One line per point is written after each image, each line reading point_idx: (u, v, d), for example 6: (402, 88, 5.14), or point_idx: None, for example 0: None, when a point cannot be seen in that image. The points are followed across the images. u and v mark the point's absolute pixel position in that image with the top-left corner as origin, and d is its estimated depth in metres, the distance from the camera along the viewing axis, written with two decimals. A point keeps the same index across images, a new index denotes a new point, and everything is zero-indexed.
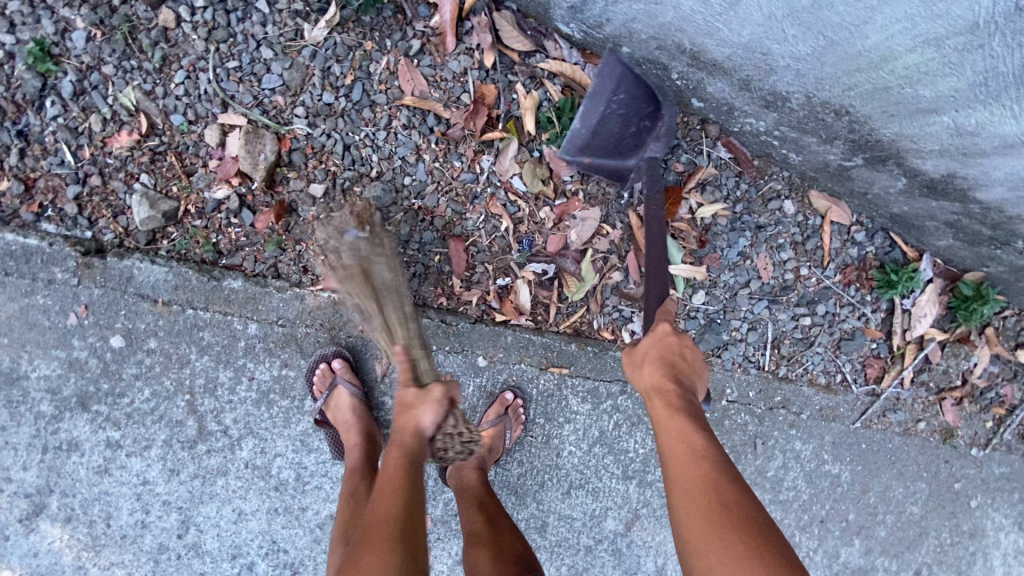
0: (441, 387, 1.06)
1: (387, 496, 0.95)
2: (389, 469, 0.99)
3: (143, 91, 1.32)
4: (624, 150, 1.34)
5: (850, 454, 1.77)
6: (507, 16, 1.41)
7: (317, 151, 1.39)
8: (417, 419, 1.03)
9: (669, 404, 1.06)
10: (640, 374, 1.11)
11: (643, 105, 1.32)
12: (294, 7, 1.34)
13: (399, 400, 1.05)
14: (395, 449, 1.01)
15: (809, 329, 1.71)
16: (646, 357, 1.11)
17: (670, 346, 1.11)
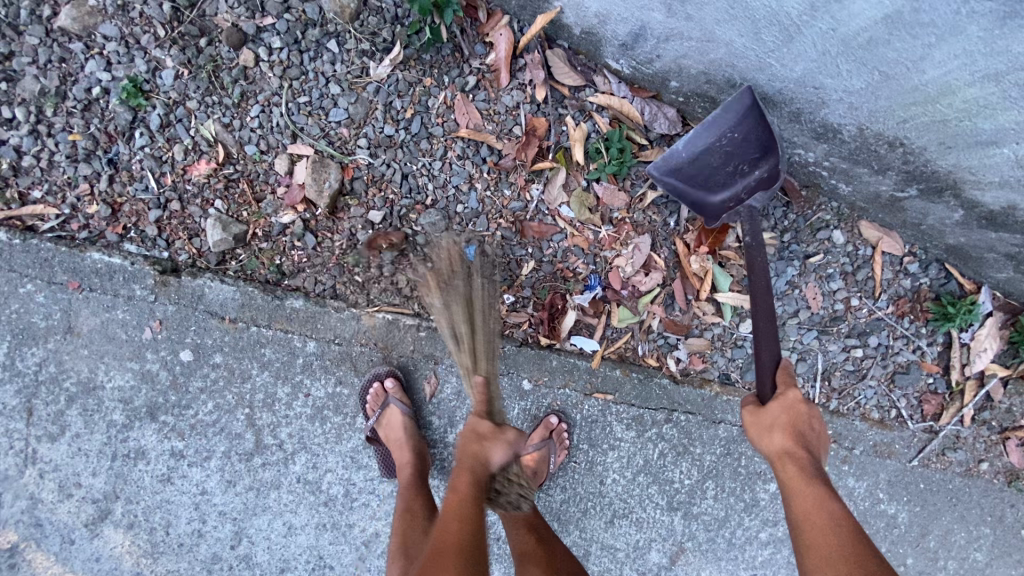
0: (513, 431, 1.17)
1: (452, 517, 1.05)
2: (455, 495, 1.09)
3: (222, 124, 1.42)
4: (714, 185, 1.28)
5: (908, 494, 1.70)
6: (559, 54, 1.47)
7: (377, 179, 1.48)
8: (488, 453, 1.15)
9: (804, 473, 1.06)
10: (765, 439, 1.12)
11: (752, 150, 1.25)
12: (361, 46, 1.43)
13: (474, 431, 1.17)
14: (461, 471, 1.12)
15: (861, 361, 1.67)
16: (776, 425, 1.10)
17: (796, 412, 1.10)
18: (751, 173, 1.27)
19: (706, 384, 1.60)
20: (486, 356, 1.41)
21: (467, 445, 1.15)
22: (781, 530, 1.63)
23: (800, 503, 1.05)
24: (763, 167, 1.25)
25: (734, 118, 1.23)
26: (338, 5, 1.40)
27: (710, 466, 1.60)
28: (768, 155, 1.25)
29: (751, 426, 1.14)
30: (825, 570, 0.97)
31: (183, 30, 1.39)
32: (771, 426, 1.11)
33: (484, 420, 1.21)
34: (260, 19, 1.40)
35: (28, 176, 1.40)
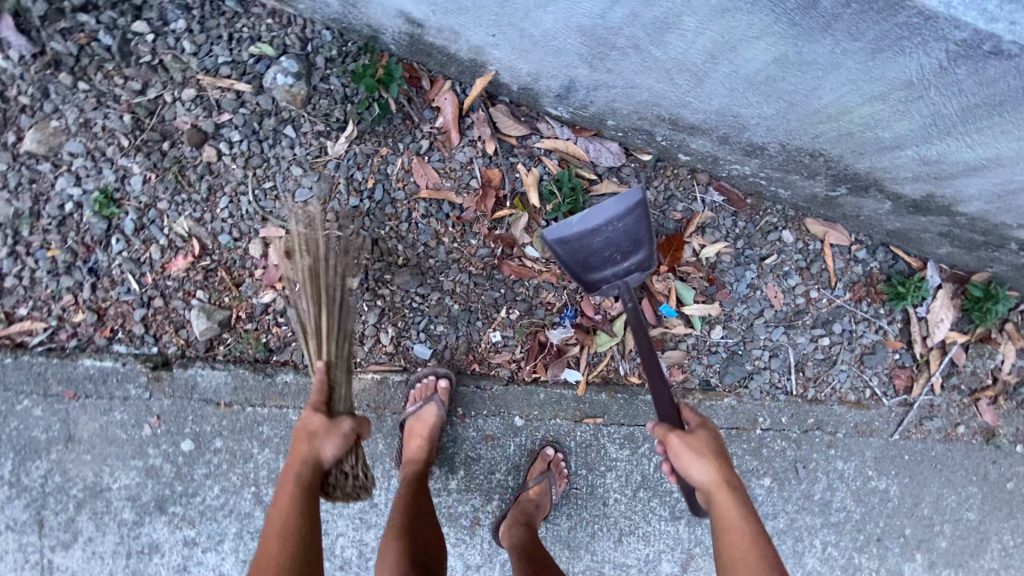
0: (349, 423, 1.24)
1: (280, 522, 1.14)
2: (285, 498, 1.16)
3: (194, 219, 1.50)
4: (588, 265, 1.36)
5: (895, 467, 1.78)
6: (502, 108, 1.58)
7: (349, 249, 1.55)
8: (320, 448, 1.21)
9: (736, 502, 1.12)
10: (700, 464, 1.14)
11: (627, 245, 1.35)
12: (316, 128, 1.52)
13: (308, 430, 1.22)
14: (296, 459, 1.20)
15: (830, 348, 1.76)
16: (709, 459, 1.14)
17: (717, 441, 1.19)
18: (621, 262, 1.37)
19: (689, 394, 1.69)
20: (330, 340, 1.42)
21: (298, 445, 1.20)
22: (780, 520, 1.72)
23: (732, 536, 1.11)
24: (626, 262, 1.38)
25: (617, 213, 1.31)
26: (290, 94, 1.49)
27: None
28: (639, 246, 1.37)
29: (683, 451, 1.15)
30: None
31: (145, 137, 1.46)
32: (706, 453, 1.14)
33: (317, 414, 1.24)
34: (217, 116, 1.48)
35: (12, 296, 1.45)
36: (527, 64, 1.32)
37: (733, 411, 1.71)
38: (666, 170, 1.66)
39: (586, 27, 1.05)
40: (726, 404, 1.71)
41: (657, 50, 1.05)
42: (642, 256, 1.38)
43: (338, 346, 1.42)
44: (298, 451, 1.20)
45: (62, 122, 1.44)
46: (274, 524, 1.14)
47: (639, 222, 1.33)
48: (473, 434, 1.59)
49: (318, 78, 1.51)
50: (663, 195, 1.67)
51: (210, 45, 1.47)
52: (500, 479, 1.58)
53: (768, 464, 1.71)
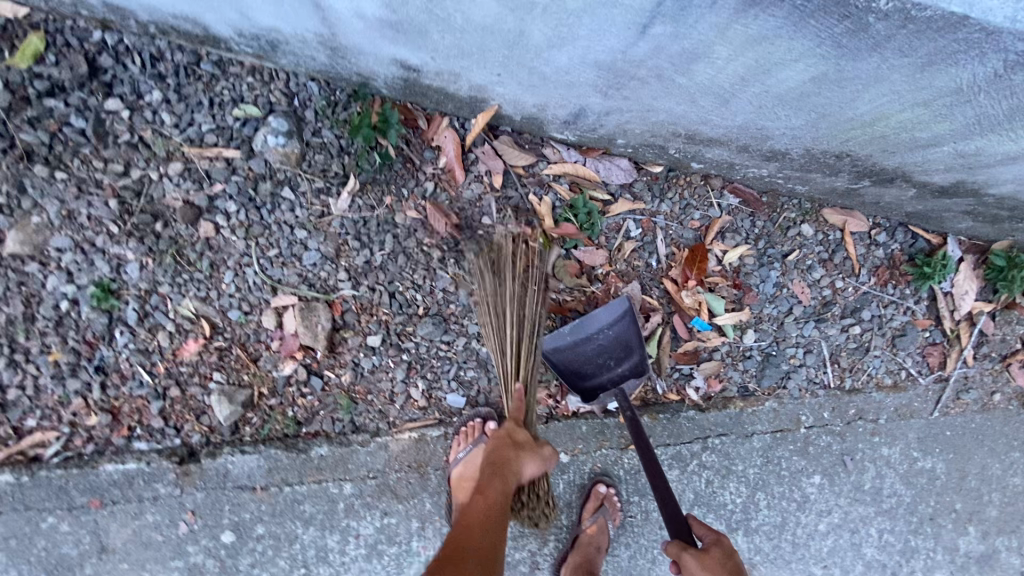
0: (548, 449, 1.40)
1: (481, 501, 1.29)
2: (476, 503, 1.29)
3: (200, 298, 1.41)
4: (586, 372, 1.49)
5: (939, 445, 1.78)
6: (506, 138, 1.53)
7: (366, 306, 1.48)
8: (523, 467, 1.35)
9: None
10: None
11: (619, 348, 1.49)
12: (316, 186, 1.44)
13: (513, 439, 1.38)
14: (496, 475, 1.31)
15: (861, 336, 1.74)
16: (726, 575, 1.11)
17: (733, 560, 1.15)
18: (619, 367, 1.49)
19: (730, 403, 1.66)
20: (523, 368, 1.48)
21: (505, 451, 1.36)
22: (835, 515, 1.70)
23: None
24: (623, 366, 1.49)
25: (606, 323, 1.49)
26: (283, 154, 1.41)
27: (755, 478, 1.65)
28: (632, 352, 1.49)
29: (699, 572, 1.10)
30: None
31: (135, 220, 1.38)
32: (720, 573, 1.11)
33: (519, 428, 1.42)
34: (209, 188, 1.40)
35: (17, 409, 1.36)
36: (533, 97, 1.26)
37: (776, 413, 1.68)
38: (679, 179, 1.62)
39: (604, 62, 1.00)
40: (768, 407, 1.68)
41: (681, 77, 1.00)
42: (635, 360, 1.49)
43: (519, 363, 1.49)
44: (495, 462, 1.34)
45: (43, 217, 1.35)
46: (458, 529, 1.24)
47: (624, 323, 1.50)
48: None
49: (309, 132, 1.43)
50: (680, 205, 1.63)
51: (191, 114, 1.38)
52: (553, 518, 1.55)
53: (816, 461, 1.70)
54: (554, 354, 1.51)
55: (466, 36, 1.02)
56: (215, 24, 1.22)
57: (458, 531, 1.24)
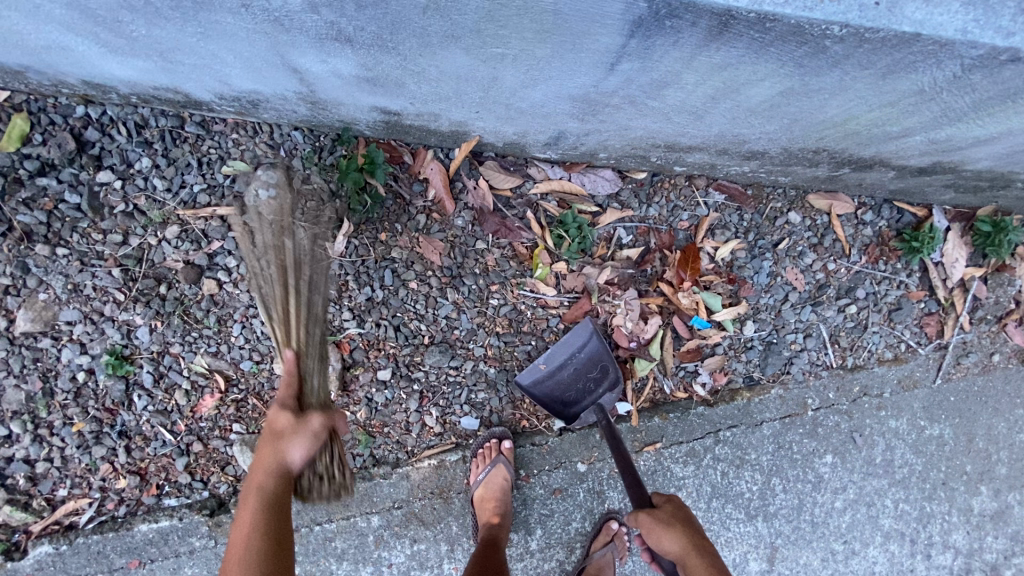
0: (319, 421, 1.24)
1: (263, 472, 1.18)
2: (262, 479, 1.17)
3: (211, 354, 1.45)
4: (569, 398, 1.57)
5: (944, 411, 1.81)
6: (490, 163, 1.56)
7: (372, 342, 1.52)
8: (287, 452, 1.19)
9: (710, 559, 1.17)
10: (669, 536, 1.19)
11: (594, 369, 1.58)
12: (310, 232, 1.47)
13: (277, 428, 1.21)
14: (261, 469, 1.19)
15: (858, 314, 1.78)
16: (676, 521, 1.21)
17: (684, 511, 1.26)
18: (598, 387, 1.57)
19: (738, 394, 1.70)
20: (297, 328, 1.38)
21: (267, 442, 1.20)
22: (851, 491, 1.74)
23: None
24: (601, 385, 1.57)
25: (579, 347, 1.58)
26: (276, 205, 1.44)
27: (769, 464, 1.69)
28: (608, 371, 1.58)
29: (652, 526, 1.20)
30: None
31: (140, 286, 1.41)
32: (671, 524, 1.20)
33: (282, 413, 1.23)
34: (208, 246, 1.43)
35: (47, 480, 1.40)
36: (513, 127, 1.29)
37: (783, 399, 1.72)
38: (664, 183, 1.65)
39: (579, 95, 1.03)
40: (774, 394, 1.71)
41: (654, 101, 1.03)
42: (612, 377, 1.58)
43: (303, 329, 1.39)
44: (273, 429, 1.22)
45: (50, 293, 1.38)
46: (254, 507, 1.14)
47: (595, 345, 1.58)
48: (541, 491, 1.59)
49: (299, 181, 1.46)
50: (667, 208, 1.66)
51: (182, 176, 1.42)
52: (577, 526, 1.59)
53: (827, 441, 1.74)
54: (536, 386, 1.57)
55: (442, 84, 1.05)
56: (195, 91, 1.25)
57: (250, 514, 1.13)
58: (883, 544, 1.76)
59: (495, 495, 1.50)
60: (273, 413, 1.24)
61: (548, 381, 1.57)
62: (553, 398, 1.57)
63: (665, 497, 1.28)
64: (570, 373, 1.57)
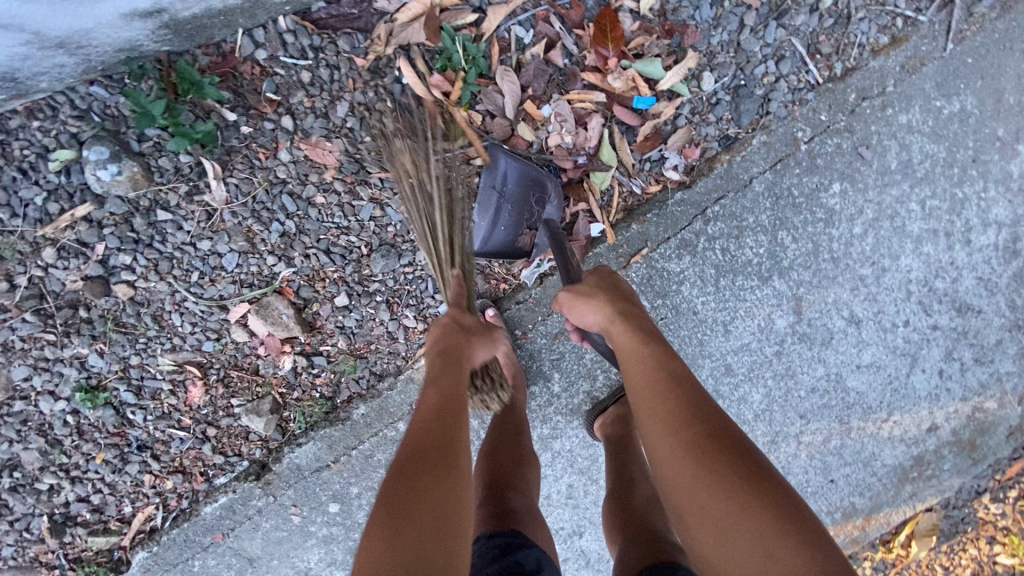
0: (497, 331, 1.25)
1: (437, 390, 1.00)
2: (428, 401, 0.99)
3: (170, 349, 1.41)
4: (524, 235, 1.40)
5: (964, 78, 1.52)
6: (328, 21, 1.27)
7: (313, 274, 1.40)
8: (474, 349, 1.16)
9: (636, 328, 1.08)
10: (590, 305, 1.15)
11: (530, 190, 1.38)
12: (183, 191, 1.30)
13: (458, 325, 1.16)
14: (447, 364, 1.07)
15: (836, 6, 1.44)
16: (600, 293, 1.15)
17: (614, 282, 1.20)
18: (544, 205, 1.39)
19: (716, 162, 1.48)
20: (459, 251, 1.26)
21: (451, 337, 1.12)
22: (868, 211, 1.58)
23: (628, 355, 1.05)
24: (545, 199, 1.38)
25: (503, 181, 1.36)
26: (128, 180, 1.25)
27: (771, 220, 1.54)
28: (543, 182, 1.38)
29: (576, 300, 1.17)
30: (655, 416, 0.93)
31: (61, 318, 1.34)
32: (592, 292, 1.16)
33: (463, 313, 1.18)
34: (95, 252, 1.30)
35: (110, 506, 1.50)
36: None
37: (768, 145, 1.49)
38: None
39: None
40: (757, 144, 1.48)
41: None
42: (552, 185, 1.39)
43: (464, 254, 1.27)
44: (445, 346, 1.10)
45: None
46: (423, 422, 0.94)
47: (517, 167, 1.36)
48: (545, 340, 1.54)
49: (135, 141, 1.25)
50: None
51: (18, 194, 1.24)
52: (592, 356, 1.56)
53: (830, 170, 1.53)
54: (490, 245, 1.40)
55: None
56: None
57: (420, 423, 0.94)
58: (915, 249, 1.64)
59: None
60: (427, 393, 1.01)
61: (497, 236, 1.39)
62: (511, 245, 1.41)
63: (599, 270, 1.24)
64: (512, 212, 1.38)
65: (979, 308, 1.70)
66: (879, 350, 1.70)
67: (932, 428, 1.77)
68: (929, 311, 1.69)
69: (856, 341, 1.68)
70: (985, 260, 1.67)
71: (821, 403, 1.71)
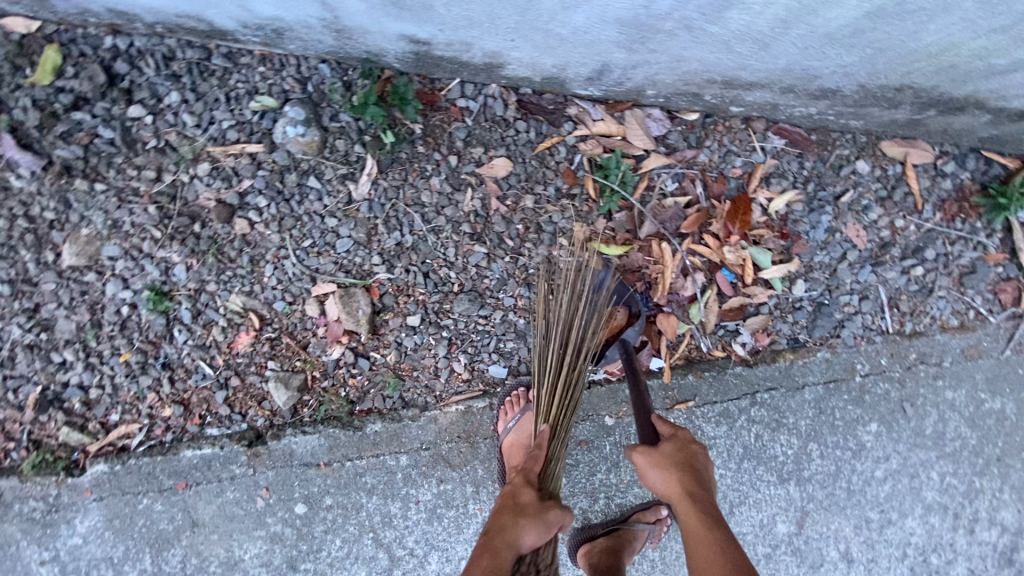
0: (556, 514, 1.22)
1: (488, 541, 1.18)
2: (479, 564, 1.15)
3: (246, 293, 1.47)
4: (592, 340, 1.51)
5: (1010, 385, 1.68)
6: (527, 104, 1.48)
7: (402, 288, 1.50)
8: (519, 534, 1.18)
9: (706, 514, 1.04)
10: (663, 478, 1.08)
11: (614, 304, 1.51)
12: (339, 172, 1.43)
13: (514, 502, 1.23)
14: (486, 552, 1.16)
15: (924, 277, 1.62)
16: (675, 464, 1.09)
17: (691, 452, 1.12)
18: (622, 322, 1.50)
19: (780, 356, 1.60)
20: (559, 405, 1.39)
21: (502, 517, 1.20)
22: (894, 461, 1.66)
23: (694, 539, 1.03)
24: (625, 317, 1.49)
25: (593, 286, 1.51)
26: (304, 144, 1.40)
27: (807, 429, 1.62)
28: (628, 302, 1.50)
29: (646, 464, 1.11)
30: None
31: (175, 223, 1.42)
32: (667, 465, 1.09)
33: (528, 490, 1.25)
34: (238, 184, 1.42)
35: (101, 405, 1.49)
36: (555, 58, 1.19)
37: (828, 363, 1.62)
38: (717, 125, 1.51)
39: (626, 18, 0.92)
40: (820, 357, 1.61)
41: (713, 26, 0.91)
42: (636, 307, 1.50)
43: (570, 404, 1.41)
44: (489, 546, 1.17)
45: (92, 229, 1.41)
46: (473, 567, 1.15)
47: (610, 280, 1.50)
48: (567, 441, 1.58)
49: (327, 117, 1.41)
50: (720, 153, 1.52)
51: (211, 112, 1.39)
52: (602, 478, 1.58)
53: (873, 409, 1.64)
54: None
55: (475, 6, 0.95)
56: (218, 19, 1.20)
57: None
58: (923, 516, 1.69)
59: (523, 445, 1.50)
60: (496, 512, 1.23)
61: None
62: None
63: (681, 430, 1.15)
64: None
65: None
66: None
67: None
68: None
69: None
70: (981, 555, 1.72)
71: None
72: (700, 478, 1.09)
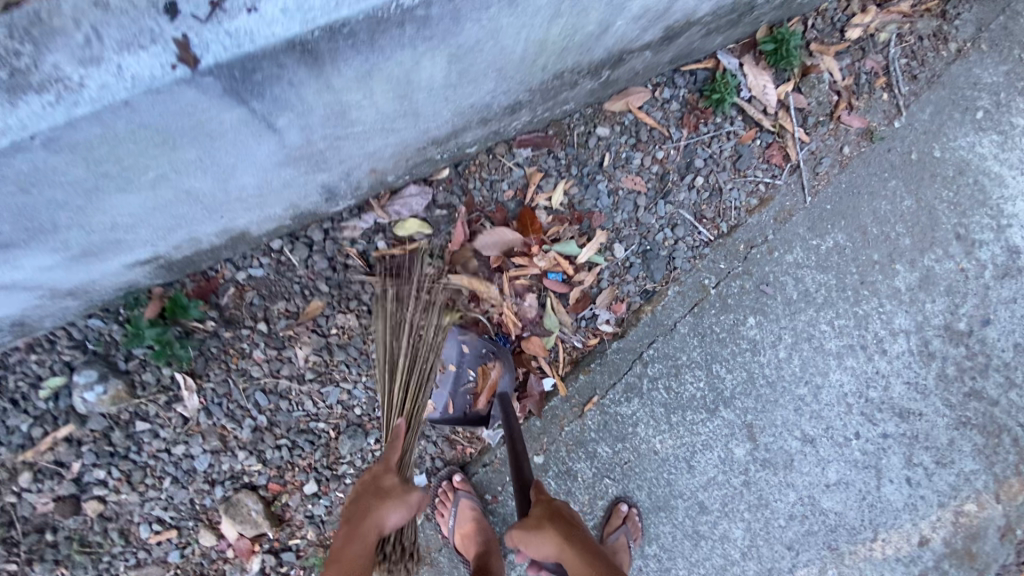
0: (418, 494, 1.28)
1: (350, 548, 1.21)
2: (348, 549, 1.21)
3: (134, 566, 1.43)
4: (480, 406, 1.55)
5: (830, 221, 1.83)
6: (300, 237, 1.48)
7: (282, 466, 1.46)
8: (384, 518, 1.23)
9: (588, 549, 1.21)
10: (544, 540, 1.19)
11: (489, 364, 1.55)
12: (161, 401, 1.40)
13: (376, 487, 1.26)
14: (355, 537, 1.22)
15: (708, 182, 1.79)
16: (549, 523, 1.20)
17: (555, 502, 1.25)
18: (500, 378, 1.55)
19: (641, 312, 1.70)
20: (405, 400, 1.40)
21: (366, 499, 1.25)
22: (787, 337, 1.78)
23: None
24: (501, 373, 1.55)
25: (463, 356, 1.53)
26: (111, 398, 1.36)
27: (703, 356, 1.71)
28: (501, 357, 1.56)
29: (525, 536, 1.20)
30: None
31: (26, 544, 1.37)
32: (544, 526, 1.20)
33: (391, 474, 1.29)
34: (69, 471, 1.37)
35: None
36: (277, 206, 1.26)
37: (683, 294, 1.72)
38: (470, 168, 1.62)
39: None
40: (673, 294, 1.72)
41: None
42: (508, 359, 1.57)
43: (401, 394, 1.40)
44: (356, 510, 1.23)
45: None
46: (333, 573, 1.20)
47: (477, 344, 1.53)
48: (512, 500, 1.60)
49: (122, 362, 1.39)
50: (485, 188, 1.63)
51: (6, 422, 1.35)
52: None
53: (741, 307, 1.76)
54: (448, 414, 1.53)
55: None
56: None
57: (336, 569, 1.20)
58: (841, 365, 1.81)
59: (472, 531, 1.50)
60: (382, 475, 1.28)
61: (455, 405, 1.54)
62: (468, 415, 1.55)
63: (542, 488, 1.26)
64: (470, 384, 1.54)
65: (920, 411, 1.83)
66: (841, 466, 1.78)
67: (923, 542, 1.81)
68: (874, 421, 1.81)
69: (817, 460, 1.77)
70: (906, 365, 1.84)
71: (803, 530, 1.76)
72: (570, 524, 1.23)
